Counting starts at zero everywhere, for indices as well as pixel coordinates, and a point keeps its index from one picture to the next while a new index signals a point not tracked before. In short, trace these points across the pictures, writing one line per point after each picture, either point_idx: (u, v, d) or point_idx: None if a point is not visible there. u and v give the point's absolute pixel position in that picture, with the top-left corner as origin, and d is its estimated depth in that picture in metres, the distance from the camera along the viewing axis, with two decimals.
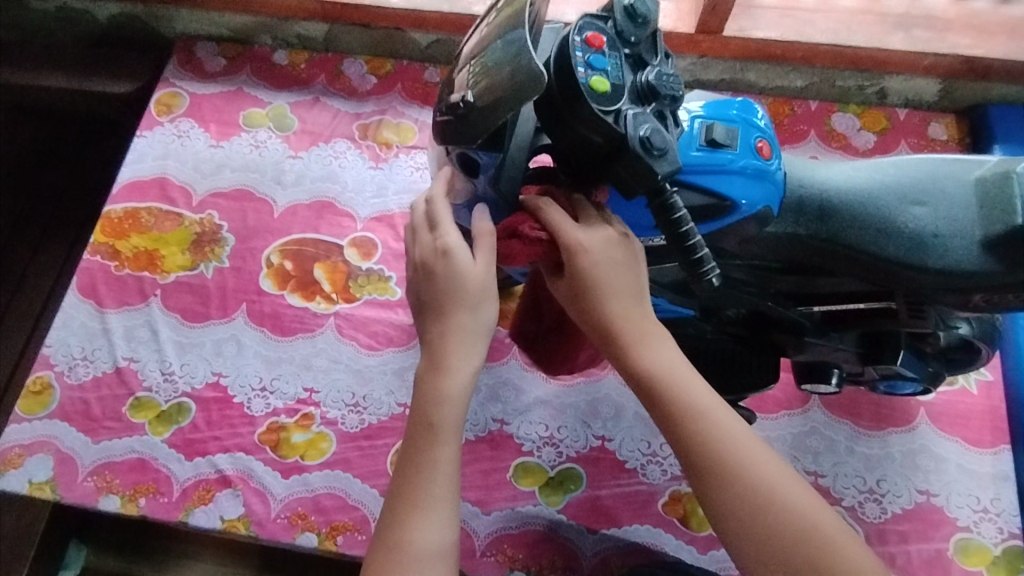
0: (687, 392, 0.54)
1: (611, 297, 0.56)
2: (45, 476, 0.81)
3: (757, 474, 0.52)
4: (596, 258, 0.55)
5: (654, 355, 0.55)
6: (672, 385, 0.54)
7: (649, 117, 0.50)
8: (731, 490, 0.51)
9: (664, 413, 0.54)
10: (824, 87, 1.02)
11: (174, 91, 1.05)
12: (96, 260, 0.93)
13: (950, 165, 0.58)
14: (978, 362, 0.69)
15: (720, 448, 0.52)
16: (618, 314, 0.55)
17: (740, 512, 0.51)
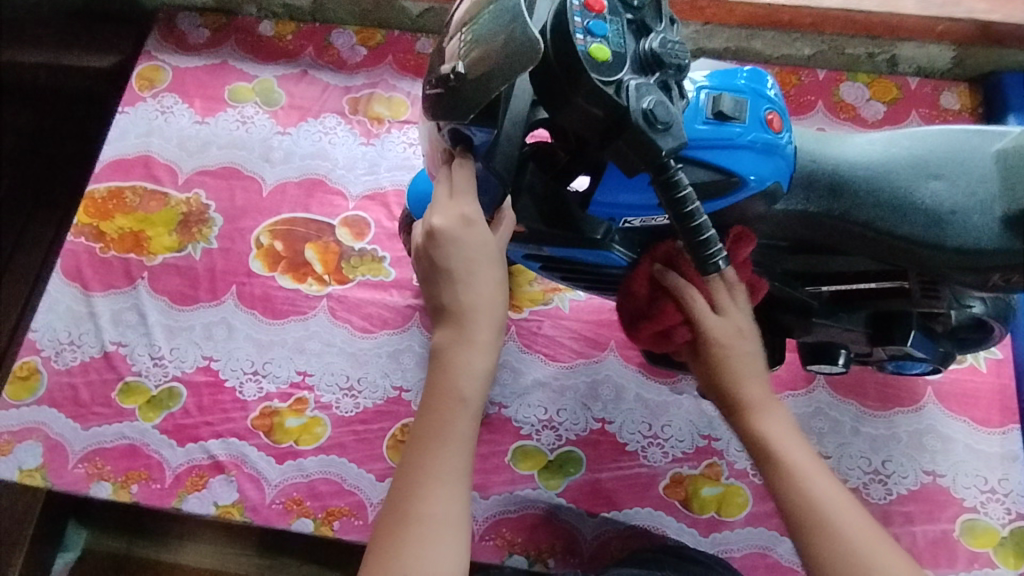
0: (792, 455, 0.55)
1: (739, 375, 0.57)
2: (35, 463, 0.79)
3: (856, 540, 0.51)
4: (729, 344, 0.56)
5: (770, 419, 0.56)
6: (771, 426, 0.56)
7: (653, 88, 0.47)
8: (833, 552, 0.51)
9: (772, 479, 0.55)
10: (833, 55, 0.98)
11: (156, 65, 1.00)
12: (80, 242, 0.90)
13: (970, 136, 0.55)
14: (989, 342, 0.67)
15: (825, 515, 0.52)
16: (746, 389, 0.57)
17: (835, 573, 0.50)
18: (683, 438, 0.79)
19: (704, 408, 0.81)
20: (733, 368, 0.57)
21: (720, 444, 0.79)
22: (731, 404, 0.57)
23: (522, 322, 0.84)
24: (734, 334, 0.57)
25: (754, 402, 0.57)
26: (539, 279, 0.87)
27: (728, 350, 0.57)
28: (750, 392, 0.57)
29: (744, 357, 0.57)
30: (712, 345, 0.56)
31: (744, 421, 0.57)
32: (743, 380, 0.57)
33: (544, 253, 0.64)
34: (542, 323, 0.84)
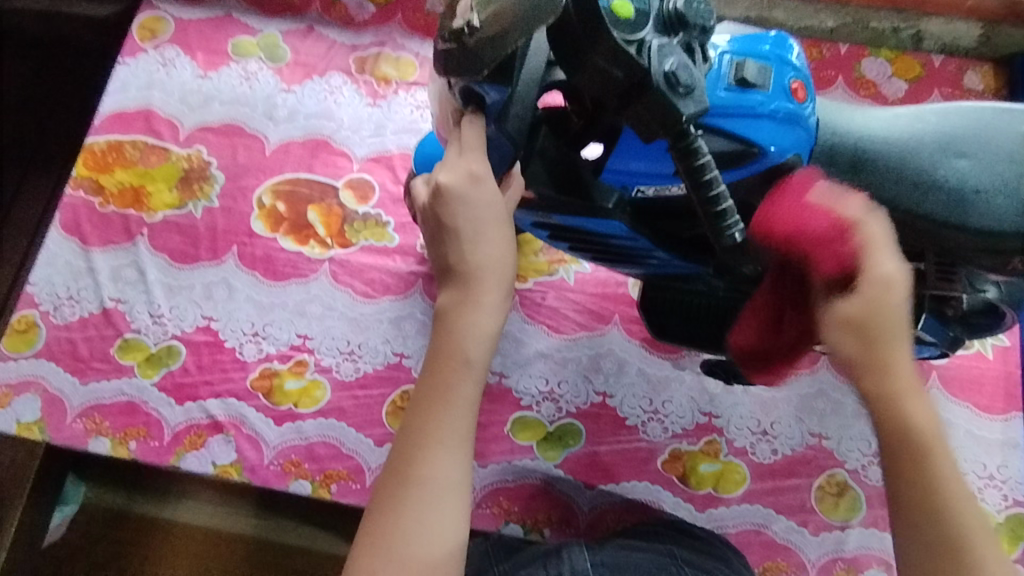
0: (927, 442, 0.46)
1: (900, 351, 0.46)
2: (33, 416, 0.79)
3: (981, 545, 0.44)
4: (893, 299, 0.46)
5: (913, 398, 0.46)
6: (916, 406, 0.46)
7: (675, 50, 0.45)
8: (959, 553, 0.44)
9: (898, 462, 0.46)
10: (856, 29, 0.95)
11: (157, 15, 0.97)
12: (78, 195, 0.88)
13: (998, 114, 0.53)
14: (1001, 328, 0.66)
15: (952, 516, 0.44)
16: (903, 360, 0.46)
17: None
18: (683, 414, 0.79)
19: (706, 385, 0.80)
20: (888, 353, 0.46)
21: (721, 422, 0.79)
22: (889, 399, 0.46)
23: (526, 292, 0.83)
24: (898, 303, 0.46)
25: (905, 374, 0.46)
26: (545, 249, 0.86)
27: (893, 324, 0.46)
28: (904, 378, 0.46)
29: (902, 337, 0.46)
30: (884, 296, 0.46)
31: (903, 419, 0.46)
32: (904, 364, 0.46)
33: (553, 222, 0.63)
34: (546, 294, 0.83)
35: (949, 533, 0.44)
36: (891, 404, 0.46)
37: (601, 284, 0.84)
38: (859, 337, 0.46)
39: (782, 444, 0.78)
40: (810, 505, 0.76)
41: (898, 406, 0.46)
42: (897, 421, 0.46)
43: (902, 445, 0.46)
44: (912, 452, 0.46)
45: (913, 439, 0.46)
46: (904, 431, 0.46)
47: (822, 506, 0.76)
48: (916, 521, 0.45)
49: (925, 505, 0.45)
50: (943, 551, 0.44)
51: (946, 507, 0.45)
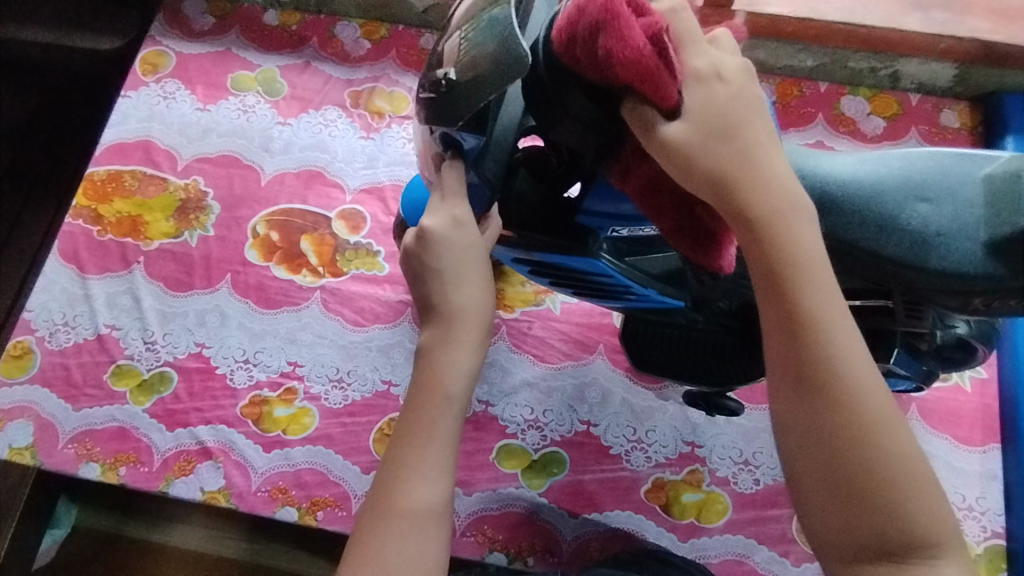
0: (801, 262, 0.44)
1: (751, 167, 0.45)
2: (25, 442, 0.80)
3: (846, 362, 0.43)
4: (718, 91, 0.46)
5: (783, 214, 0.45)
6: (767, 191, 0.44)
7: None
8: (824, 360, 0.43)
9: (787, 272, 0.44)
10: (835, 68, 0.98)
11: (160, 50, 1.01)
12: (77, 224, 0.90)
13: (961, 160, 0.55)
14: (972, 360, 0.66)
15: (817, 321, 0.43)
16: (766, 176, 0.45)
17: (829, 403, 0.43)
18: (667, 444, 0.80)
19: (689, 415, 0.81)
20: (781, 189, 0.45)
21: (703, 451, 0.80)
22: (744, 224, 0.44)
23: (512, 322, 0.85)
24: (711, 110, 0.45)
25: (737, 160, 0.45)
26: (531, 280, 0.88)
27: (756, 202, 0.44)
28: (809, 259, 0.44)
29: (784, 213, 0.44)
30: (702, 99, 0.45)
31: (764, 244, 0.44)
32: (756, 189, 0.44)
33: (534, 258, 0.64)
34: (532, 323, 0.85)
35: (886, 472, 0.42)
36: (762, 205, 0.44)
37: (585, 314, 0.86)
38: (705, 183, 0.45)
39: (764, 474, 0.79)
40: (792, 536, 0.76)
41: (769, 226, 0.44)
42: (810, 314, 0.43)
43: (813, 348, 0.43)
44: (836, 369, 0.43)
45: (817, 310, 0.43)
46: (829, 332, 0.43)
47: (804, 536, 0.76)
48: (820, 431, 0.43)
49: (833, 390, 0.42)
50: (859, 475, 0.42)
51: (835, 367, 0.43)
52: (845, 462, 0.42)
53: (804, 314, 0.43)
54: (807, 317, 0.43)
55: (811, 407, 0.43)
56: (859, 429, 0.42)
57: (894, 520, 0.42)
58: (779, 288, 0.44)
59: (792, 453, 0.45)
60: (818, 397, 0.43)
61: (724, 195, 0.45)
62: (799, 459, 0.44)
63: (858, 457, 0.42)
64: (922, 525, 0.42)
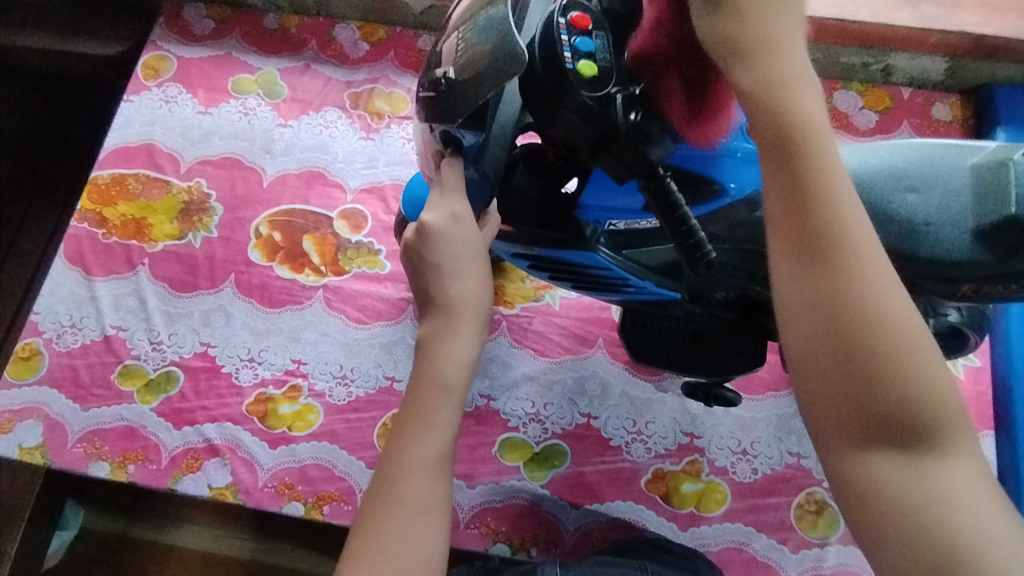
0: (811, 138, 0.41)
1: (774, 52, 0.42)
2: (35, 441, 0.81)
3: (858, 244, 0.40)
4: None
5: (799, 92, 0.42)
6: (788, 73, 0.42)
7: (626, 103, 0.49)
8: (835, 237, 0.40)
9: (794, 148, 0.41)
10: (827, 63, 0.99)
11: (161, 54, 1.02)
12: (83, 227, 0.92)
13: (949, 150, 0.56)
14: (966, 349, 0.68)
15: (827, 199, 0.40)
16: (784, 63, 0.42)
17: (837, 278, 0.40)
18: (666, 435, 0.81)
19: (688, 406, 0.83)
20: (799, 74, 0.42)
21: (702, 442, 0.81)
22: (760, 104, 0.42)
23: (513, 318, 0.86)
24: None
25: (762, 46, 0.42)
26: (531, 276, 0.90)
27: (769, 78, 0.42)
28: (815, 125, 0.42)
29: (797, 90, 0.42)
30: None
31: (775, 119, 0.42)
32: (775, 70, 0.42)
33: (534, 253, 0.65)
34: (532, 319, 0.87)
35: (892, 340, 0.39)
36: (778, 85, 0.42)
37: (584, 309, 0.88)
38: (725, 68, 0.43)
39: (762, 463, 0.80)
40: (789, 523, 0.78)
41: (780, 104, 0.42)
42: (815, 180, 0.41)
43: (817, 217, 0.41)
44: (842, 239, 0.40)
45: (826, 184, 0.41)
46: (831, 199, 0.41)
47: (802, 524, 0.78)
48: (821, 297, 0.40)
49: (837, 264, 0.40)
50: (861, 352, 0.39)
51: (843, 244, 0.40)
52: (849, 338, 0.39)
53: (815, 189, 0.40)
54: (815, 188, 0.41)
55: (817, 278, 0.40)
56: (866, 309, 0.39)
57: (891, 395, 0.39)
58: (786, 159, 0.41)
59: (790, 327, 0.41)
60: (817, 258, 0.40)
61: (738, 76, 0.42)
62: (796, 334, 0.41)
63: (861, 335, 0.39)
64: (921, 407, 0.39)
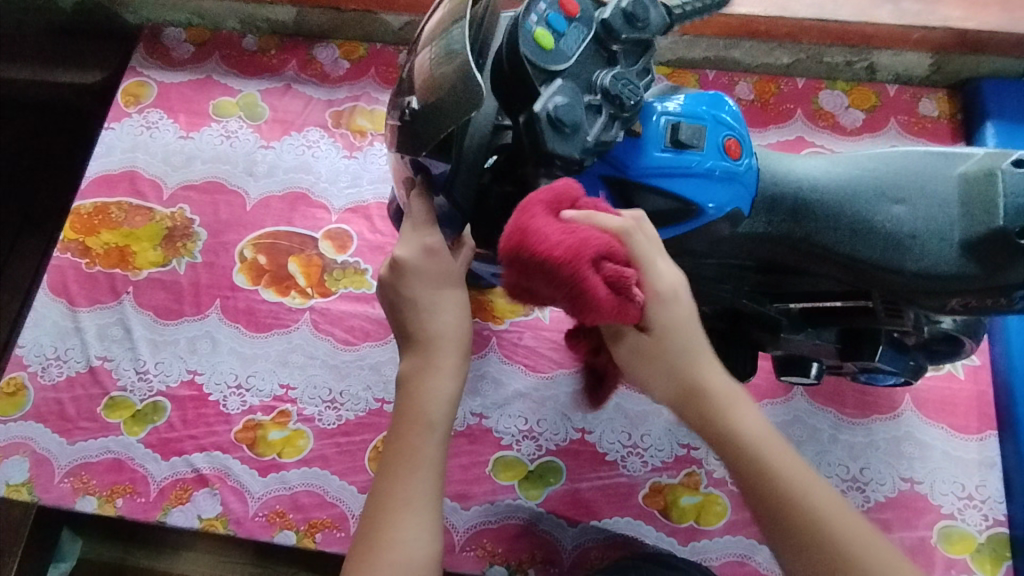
0: (764, 450, 0.50)
1: (709, 384, 0.51)
2: (22, 478, 0.80)
3: (839, 530, 0.48)
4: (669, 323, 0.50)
5: (737, 406, 0.51)
6: (735, 412, 0.51)
7: (573, 88, 0.48)
8: (807, 520, 0.48)
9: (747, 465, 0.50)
10: (811, 63, 0.98)
11: (141, 80, 1.02)
12: (66, 257, 0.91)
13: (934, 158, 0.55)
14: (960, 355, 0.67)
15: (793, 491, 0.49)
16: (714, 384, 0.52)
17: (827, 566, 0.47)
18: (663, 447, 0.80)
19: None
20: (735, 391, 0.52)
21: (699, 453, 0.80)
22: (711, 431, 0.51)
23: (502, 333, 0.85)
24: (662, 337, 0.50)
25: (700, 381, 0.51)
26: None
27: (714, 404, 0.51)
28: (751, 434, 0.51)
29: (736, 410, 0.51)
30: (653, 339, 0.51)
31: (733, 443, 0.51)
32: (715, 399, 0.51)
33: None
34: (523, 334, 0.85)
35: None
36: (719, 410, 0.51)
37: (575, 322, 0.86)
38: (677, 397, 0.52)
39: None
40: None
41: (730, 426, 0.51)
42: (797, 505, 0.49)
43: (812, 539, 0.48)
44: (818, 521, 0.48)
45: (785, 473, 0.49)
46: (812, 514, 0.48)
47: None
48: (823, 574, 0.47)
49: (829, 545, 0.47)
50: None
51: (822, 528, 0.48)
52: None
53: (780, 492, 0.49)
54: (778, 487, 0.49)
55: (815, 564, 0.47)
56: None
57: None
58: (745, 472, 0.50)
59: None
60: (806, 544, 0.48)
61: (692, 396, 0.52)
62: None
63: None
64: None
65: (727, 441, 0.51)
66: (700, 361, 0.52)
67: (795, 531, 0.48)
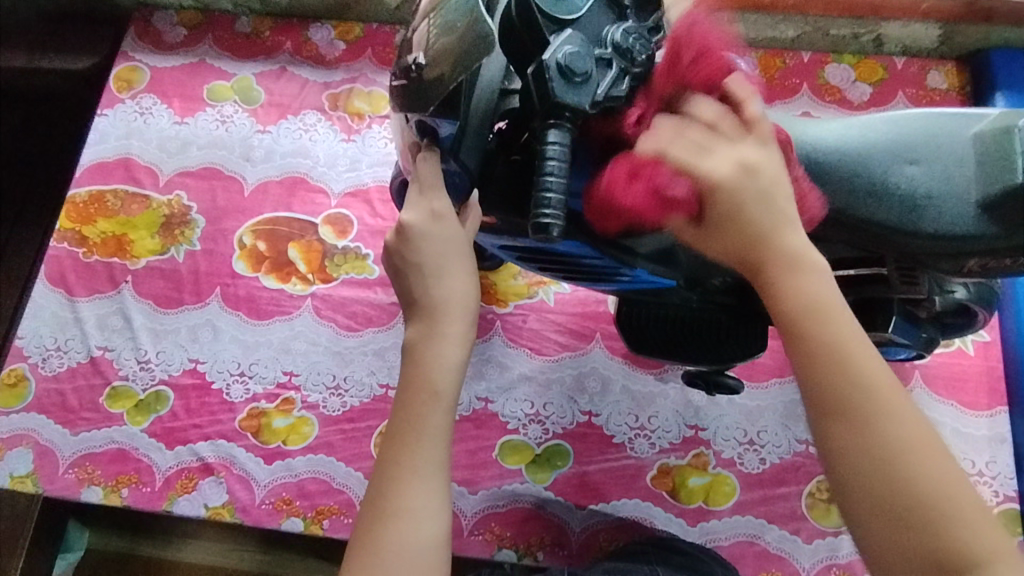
0: (834, 317, 0.45)
1: (782, 232, 0.46)
2: (26, 469, 0.79)
3: (891, 409, 0.43)
4: (739, 188, 0.46)
5: (807, 270, 0.46)
6: (809, 278, 0.45)
7: (584, 39, 0.46)
8: (858, 389, 0.43)
9: (810, 329, 0.45)
10: (817, 37, 0.96)
11: (133, 65, 0.99)
12: (62, 247, 0.89)
13: (950, 118, 0.53)
14: (975, 326, 0.66)
15: (851, 360, 0.43)
16: (785, 240, 0.46)
17: (865, 441, 0.42)
18: (670, 428, 0.79)
19: (690, 397, 0.80)
20: (807, 260, 0.46)
21: (707, 434, 0.79)
22: (782, 292, 0.46)
23: (507, 316, 0.84)
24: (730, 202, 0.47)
25: (772, 239, 0.46)
26: (523, 272, 0.87)
27: (782, 263, 0.46)
28: (823, 301, 0.45)
29: (811, 274, 0.46)
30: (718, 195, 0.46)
31: (796, 308, 0.45)
32: (782, 249, 0.46)
33: (519, 244, 0.63)
34: (527, 317, 0.84)
35: (941, 485, 0.41)
36: (783, 260, 0.46)
37: (580, 303, 0.85)
38: (746, 249, 0.47)
39: (770, 453, 0.78)
40: (801, 513, 0.76)
41: (795, 291, 0.45)
42: (884, 436, 0.42)
43: (892, 467, 0.42)
44: (865, 395, 0.43)
45: (842, 342, 0.44)
46: (915, 448, 0.42)
47: (814, 513, 0.76)
48: (863, 448, 0.42)
49: (872, 420, 0.42)
50: (904, 502, 0.41)
51: (871, 400, 0.43)
52: (897, 490, 0.42)
53: (839, 361, 0.44)
54: (840, 352, 0.44)
55: (858, 438, 0.42)
56: (896, 453, 0.42)
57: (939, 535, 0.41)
58: (804, 339, 0.45)
59: (845, 488, 0.43)
60: (848, 418, 0.43)
61: (753, 252, 0.46)
62: (850, 487, 0.43)
63: (896, 477, 0.42)
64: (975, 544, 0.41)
65: (786, 299, 0.45)
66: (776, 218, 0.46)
67: (844, 400, 0.43)
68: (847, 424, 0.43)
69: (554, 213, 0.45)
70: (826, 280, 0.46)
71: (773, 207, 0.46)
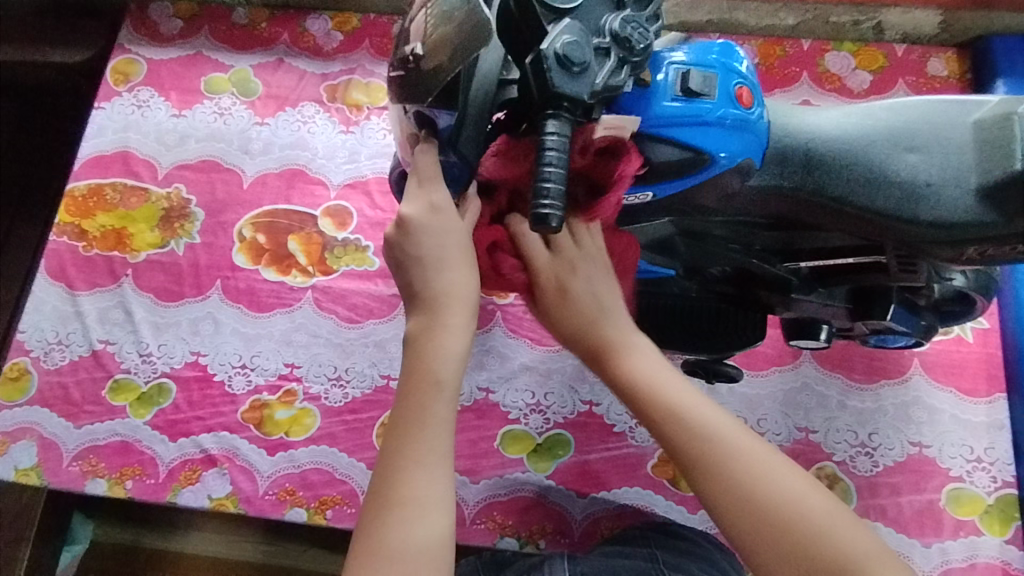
0: (663, 389, 0.55)
1: (611, 321, 0.58)
2: (30, 462, 0.80)
3: (733, 454, 0.51)
4: (565, 283, 0.58)
5: (628, 354, 0.57)
6: (629, 363, 0.57)
7: (582, 28, 0.46)
8: (700, 444, 0.52)
9: (645, 407, 0.55)
10: (817, 24, 0.96)
11: (130, 58, 0.99)
12: (62, 241, 0.89)
13: (948, 106, 0.53)
14: (973, 314, 0.66)
15: (688, 421, 0.53)
16: (607, 330, 0.58)
17: (723, 488, 0.50)
18: None
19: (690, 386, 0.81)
20: (628, 344, 0.57)
21: None
22: (620, 381, 0.57)
23: (507, 307, 0.84)
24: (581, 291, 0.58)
25: (603, 337, 0.58)
26: None
27: (619, 351, 0.57)
28: (650, 378, 0.55)
29: (637, 356, 0.57)
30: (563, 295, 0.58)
31: (637, 390, 0.55)
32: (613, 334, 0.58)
33: None
34: (528, 307, 0.84)
35: (795, 510, 0.48)
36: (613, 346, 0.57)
37: None
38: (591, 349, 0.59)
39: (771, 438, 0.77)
40: None
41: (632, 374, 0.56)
42: (735, 476, 0.50)
43: (751, 503, 0.49)
44: (708, 444, 0.52)
45: (675, 404, 0.54)
46: (756, 478, 0.50)
47: None
48: (727, 493, 0.50)
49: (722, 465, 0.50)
50: (775, 528, 0.48)
51: (716, 451, 0.51)
52: (766, 519, 0.48)
53: (679, 423, 0.53)
54: (679, 418, 0.53)
55: (716, 486, 0.50)
56: (754, 490, 0.49)
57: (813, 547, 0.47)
58: (647, 417, 0.55)
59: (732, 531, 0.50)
60: (706, 473, 0.51)
61: (597, 348, 0.58)
62: (733, 528, 0.49)
63: (759, 512, 0.49)
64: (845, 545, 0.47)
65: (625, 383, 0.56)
66: (599, 307, 0.59)
67: (694, 457, 0.52)
68: (699, 481, 0.51)
69: (553, 203, 0.45)
70: (648, 357, 0.57)
71: (597, 298, 0.58)
